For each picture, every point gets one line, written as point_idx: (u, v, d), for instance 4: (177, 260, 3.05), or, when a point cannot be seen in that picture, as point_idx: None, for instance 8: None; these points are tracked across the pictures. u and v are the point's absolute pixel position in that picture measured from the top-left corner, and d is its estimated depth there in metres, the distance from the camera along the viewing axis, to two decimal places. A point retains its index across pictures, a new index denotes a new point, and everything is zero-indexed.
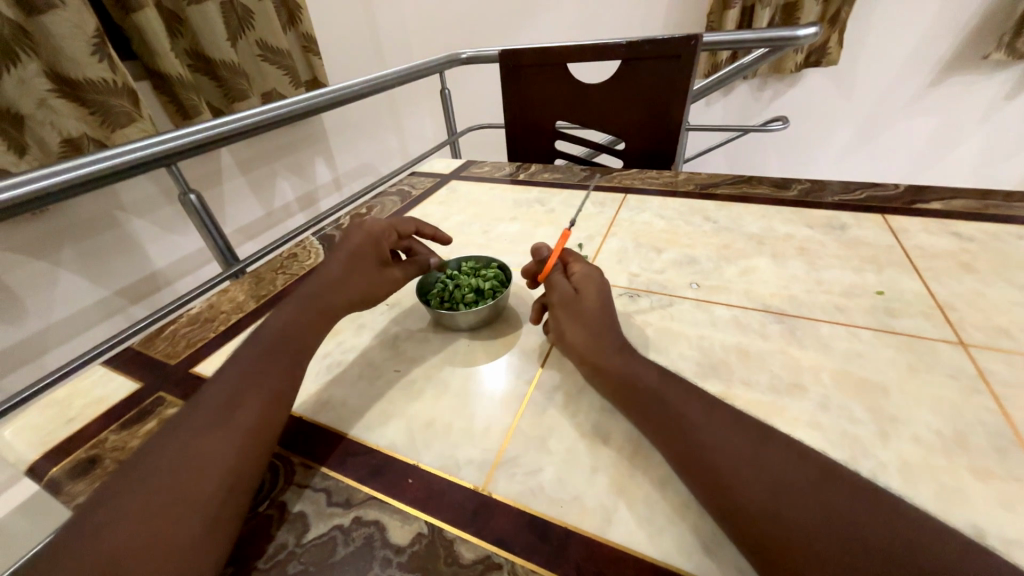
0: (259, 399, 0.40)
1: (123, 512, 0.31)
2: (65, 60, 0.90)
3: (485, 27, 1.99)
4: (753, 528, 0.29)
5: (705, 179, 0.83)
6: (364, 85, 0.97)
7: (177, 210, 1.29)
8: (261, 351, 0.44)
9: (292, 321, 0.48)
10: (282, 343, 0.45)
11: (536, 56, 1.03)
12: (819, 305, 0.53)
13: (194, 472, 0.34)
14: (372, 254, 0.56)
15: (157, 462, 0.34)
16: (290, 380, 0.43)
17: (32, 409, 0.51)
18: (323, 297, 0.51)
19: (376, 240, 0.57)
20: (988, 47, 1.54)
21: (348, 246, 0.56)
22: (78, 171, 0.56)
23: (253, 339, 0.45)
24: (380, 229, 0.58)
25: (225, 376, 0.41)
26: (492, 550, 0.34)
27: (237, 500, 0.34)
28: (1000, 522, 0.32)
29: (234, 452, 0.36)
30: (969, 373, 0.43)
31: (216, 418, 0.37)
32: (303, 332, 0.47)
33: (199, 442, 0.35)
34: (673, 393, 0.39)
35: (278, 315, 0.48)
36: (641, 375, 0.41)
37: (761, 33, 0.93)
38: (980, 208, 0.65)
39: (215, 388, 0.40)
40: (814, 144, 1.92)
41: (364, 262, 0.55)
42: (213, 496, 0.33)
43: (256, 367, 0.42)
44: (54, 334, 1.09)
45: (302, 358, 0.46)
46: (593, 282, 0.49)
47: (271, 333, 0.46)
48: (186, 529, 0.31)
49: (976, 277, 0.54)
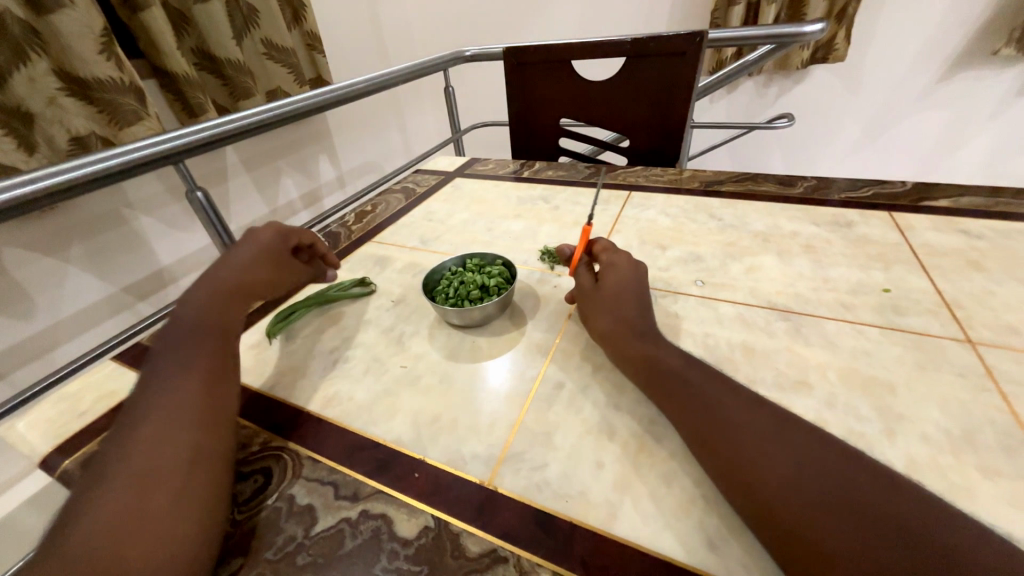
0: (198, 382, 0.41)
1: (96, 505, 0.31)
2: (74, 58, 0.91)
3: (488, 24, 1.99)
4: (766, 522, 0.30)
5: (710, 176, 0.83)
6: (368, 84, 0.97)
7: (183, 208, 1.30)
8: (185, 342, 0.44)
9: (209, 308, 0.48)
10: (202, 329, 0.46)
11: (541, 53, 1.03)
12: (825, 303, 0.53)
13: (157, 454, 0.35)
14: (279, 252, 0.59)
15: (114, 456, 0.34)
16: (220, 360, 0.44)
17: (43, 403, 0.52)
18: (231, 280, 0.52)
19: (284, 238, 0.60)
20: (997, 42, 1.52)
21: (257, 241, 0.57)
22: (82, 169, 0.56)
23: (170, 333, 0.45)
24: (291, 233, 0.61)
25: (154, 371, 0.41)
26: (498, 543, 0.34)
27: (210, 468, 0.36)
28: (1008, 521, 0.32)
29: (191, 429, 0.37)
30: (977, 371, 0.42)
31: (164, 406, 0.38)
32: (217, 315, 0.48)
33: (153, 429, 0.36)
34: (685, 391, 0.39)
35: (188, 305, 0.48)
36: (657, 364, 0.42)
37: (768, 29, 0.92)
38: (989, 206, 0.65)
39: (149, 393, 0.39)
40: (820, 141, 1.91)
41: (271, 258, 0.57)
42: (183, 469, 0.35)
43: (186, 357, 0.43)
44: (63, 329, 1.10)
45: (227, 340, 0.47)
46: (615, 271, 0.51)
47: (191, 323, 0.46)
48: (164, 502, 0.32)
49: (985, 275, 0.54)
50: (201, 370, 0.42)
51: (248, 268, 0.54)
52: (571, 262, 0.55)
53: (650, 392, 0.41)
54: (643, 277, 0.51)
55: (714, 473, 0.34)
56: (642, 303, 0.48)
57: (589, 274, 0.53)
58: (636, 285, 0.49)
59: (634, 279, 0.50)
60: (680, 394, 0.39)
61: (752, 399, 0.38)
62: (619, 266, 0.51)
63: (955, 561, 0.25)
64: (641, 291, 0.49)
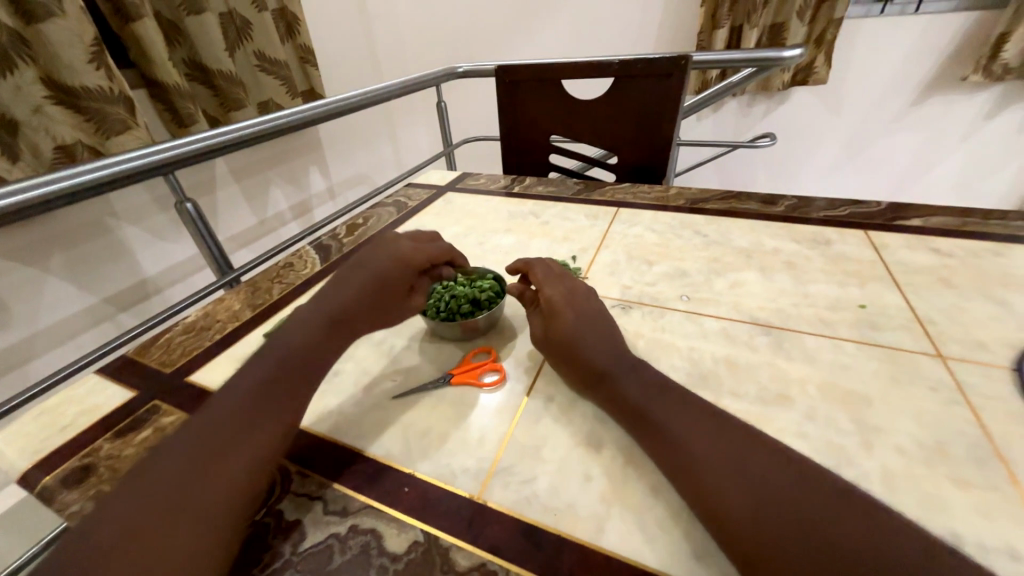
0: (260, 416, 0.39)
1: (126, 526, 0.31)
2: (62, 67, 0.90)
3: (481, 42, 2.03)
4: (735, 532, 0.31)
5: (696, 193, 0.85)
6: (361, 98, 0.99)
7: (169, 218, 1.29)
8: (268, 368, 0.43)
9: (304, 338, 0.46)
10: (293, 358, 0.44)
11: (531, 72, 1.06)
12: (805, 318, 0.54)
13: (196, 489, 0.33)
14: (407, 285, 0.54)
15: (160, 476, 0.34)
16: (296, 399, 0.42)
17: (23, 417, 0.51)
18: (335, 315, 0.49)
19: (406, 267, 0.53)
20: (966, 69, 1.60)
21: (376, 272, 0.52)
22: (70, 180, 0.56)
23: (264, 352, 0.45)
24: (419, 259, 0.55)
25: (235, 389, 0.41)
26: (487, 557, 0.34)
27: (240, 518, 0.34)
28: (979, 531, 0.33)
29: (238, 475, 0.35)
30: (948, 384, 0.44)
31: (221, 436, 0.37)
32: (313, 349, 0.46)
33: (204, 458, 0.35)
34: (656, 411, 0.39)
35: (290, 329, 0.47)
36: (657, 381, 0.42)
37: (749, 54, 0.96)
38: (958, 226, 0.68)
39: (213, 414, 0.38)
40: (802, 160, 1.98)
41: (395, 294, 0.52)
42: (220, 513, 0.33)
43: (262, 383, 0.41)
44: (41, 340, 1.08)
45: (313, 378, 0.45)
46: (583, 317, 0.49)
47: (282, 350, 0.45)
48: (187, 547, 0.31)
49: (955, 292, 0.56)
50: (273, 405, 0.40)
51: (371, 303, 0.51)
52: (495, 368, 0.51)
53: (613, 412, 0.42)
54: (588, 306, 0.50)
55: (685, 497, 0.34)
56: (545, 346, 0.48)
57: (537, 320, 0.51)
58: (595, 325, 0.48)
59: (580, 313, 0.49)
60: (646, 419, 0.39)
61: (716, 414, 0.38)
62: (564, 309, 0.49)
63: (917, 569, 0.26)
64: (547, 333, 0.48)
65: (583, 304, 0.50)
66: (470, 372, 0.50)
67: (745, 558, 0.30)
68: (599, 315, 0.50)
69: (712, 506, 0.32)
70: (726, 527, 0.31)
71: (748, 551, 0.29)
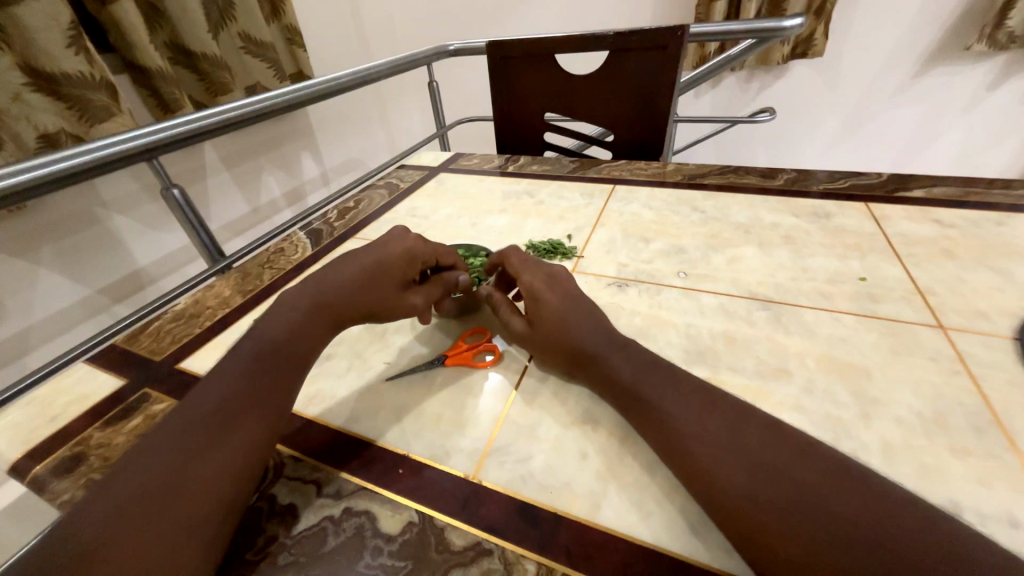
0: (247, 408, 0.38)
1: (113, 514, 0.30)
2: (40, 52, 0.87)
3: (474, 20, 1.98)
4: (727, 506, 0.30)
5: (693, 169, 0.83)
6: (350, 78, 0.95)
7: (160, 207, 1.27)
8: (254, 358, 0.41)
9: (294, 325, 0.44)
10: (281, 347, 0.43)
11: (524, 48, 1.02)
12: (804, 292, 0.54)
13: (183, 481, 0.32)
14: (404, 275, 0.50)
15: (148, 465, 0.33)
16: (284, 390, 0.41)
17: (14, 407, 0.50)
18: (324, 297, 0.47)
19: (411, 259, 0.51)
20: (970, 37, 1.55)
21: (376, 258, 0.49)
22: (49, 167, 0.53)
23: (250, 340, 0.43)
24: (423, 251, 0.52)
25: (219, 381, 0.39)
26: (482, 536, 0.34)
27: (229, 511, 0.33)
28: (977, 500, 0.33)
29: (224, 472, 0.34)
30: (948, 355, 0.44)
31: (207, 427, 0.36)
32: (302, 338, 0.44)
33: (193, 446, 0.34)
34: (650, 387, 0.38)
35: (277, 315, 0.45)
36: (652, 363, 0.41)
37: (749, 24, 0.92)
38: (961, 196, 0.66)
39: (197, 407, 0.37)
40: (801, 135, 1.95)
41: (388, 280, 0.49)
42: (209, 504, 0.32)
43: (253, 369, 0.40)
44: (37, 333, 1.07)
45: (306, 366, 0.44)
46: (569, 304, 0.46)
47: (268, 338, 0.43)
48: (174, 536, 0.30)
49: (957, 262, 0.55)
50: (264, 393, 0.39)
51: (362, 288, 0.48)
52: (491, 348, 0.50)
53: (605, 393, 0.41)
54: (563, 291, 0.48)
55: (683, 473, 0.33)
56: (531, 345, 0.46)
57: (516, 314, 0.49)
58: (579, 313, 0.45)
59: (558, 301, 0.46)
60: (639, 395, 0.38)
61: (709, 388, 0.38)
62: (543, 298, 0.46)
63: (912, 539, 0.25)
64: (529, 330, 0.46)
65: (558, 290, 0.47)
66: (465, 353, 0.49)
67: (742, 534, 0.29)
68: (578, 300, 0.47)
69: (710, 481, 0.31)
70: (723, 503, 0.30)
71: (745, 525, 0.29)
